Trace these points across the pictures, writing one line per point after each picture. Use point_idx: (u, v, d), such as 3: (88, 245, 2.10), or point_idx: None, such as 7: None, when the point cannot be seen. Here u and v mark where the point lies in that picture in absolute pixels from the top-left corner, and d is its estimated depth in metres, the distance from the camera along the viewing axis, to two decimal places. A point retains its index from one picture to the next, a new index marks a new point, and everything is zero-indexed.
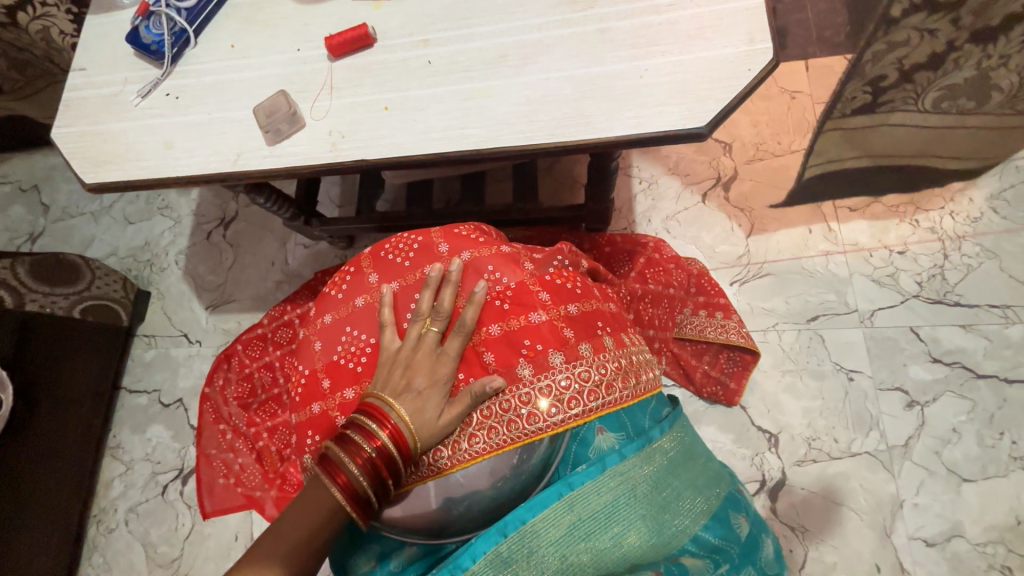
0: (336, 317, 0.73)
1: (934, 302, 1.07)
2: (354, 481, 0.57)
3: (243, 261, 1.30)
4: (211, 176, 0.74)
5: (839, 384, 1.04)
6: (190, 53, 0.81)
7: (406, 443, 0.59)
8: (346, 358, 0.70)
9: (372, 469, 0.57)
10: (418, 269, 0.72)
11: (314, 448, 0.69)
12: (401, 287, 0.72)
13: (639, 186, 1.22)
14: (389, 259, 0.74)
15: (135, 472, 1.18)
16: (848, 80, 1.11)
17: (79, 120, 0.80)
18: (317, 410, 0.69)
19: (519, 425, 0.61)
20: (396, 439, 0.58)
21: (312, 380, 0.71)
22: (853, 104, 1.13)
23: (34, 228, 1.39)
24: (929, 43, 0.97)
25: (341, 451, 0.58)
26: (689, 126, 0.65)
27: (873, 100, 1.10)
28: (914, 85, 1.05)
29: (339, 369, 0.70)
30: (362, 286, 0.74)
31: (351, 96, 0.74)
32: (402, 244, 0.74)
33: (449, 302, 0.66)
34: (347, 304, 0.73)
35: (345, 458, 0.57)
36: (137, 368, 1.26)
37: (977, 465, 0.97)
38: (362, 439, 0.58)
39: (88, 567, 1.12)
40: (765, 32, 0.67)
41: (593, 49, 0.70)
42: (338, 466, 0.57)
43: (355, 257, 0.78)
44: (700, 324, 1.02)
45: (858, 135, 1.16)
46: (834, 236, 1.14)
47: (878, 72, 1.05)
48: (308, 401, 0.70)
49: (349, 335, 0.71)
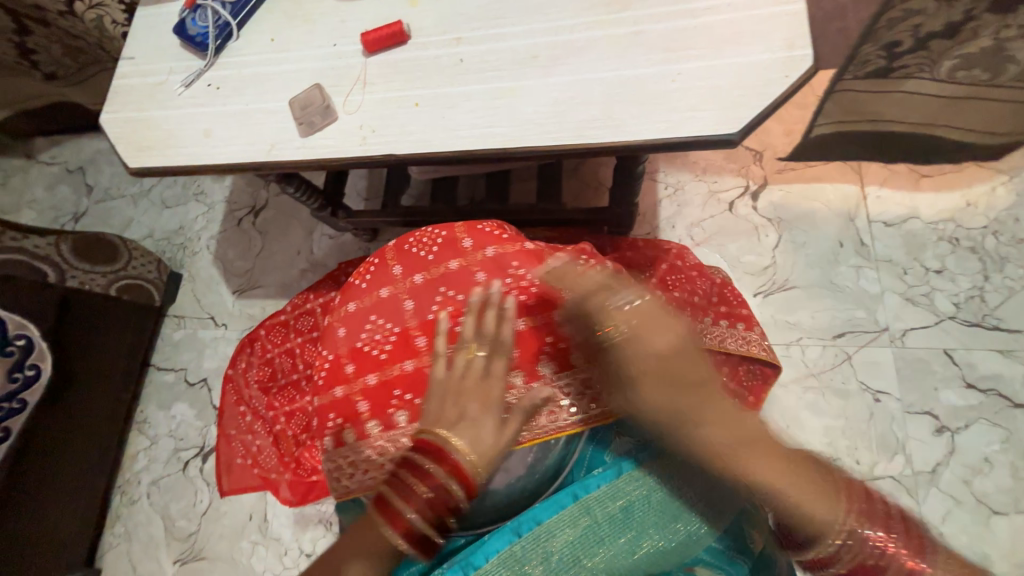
0: (359, 306, 0.74)
1: (971, 324, 1.02)
2: (414, 527, 0.53)
3: (271, 249, 1.34)
4: (247, 165, 0.77)
5: (864, 405, 1.00)
6: (232, 45, 0.84)
7: (468, 479, 0.55)
8: (370, 345, 0.71)
9: (430, 512, 0.54)
10: (442, 262, 0.73)
11: (335, 430, 0.70)
12: (427, 279, 0.73)
13: (665, 192, 1.20)
14: (414, 252, 0.75)
15: (159, 447, 1.22)
16: (861, 43, 1.00)
17: (126, 106, 0.84)
18: (341, 394, 0.71)
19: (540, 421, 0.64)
20: (458, 476, 0.54)
21: (335, 365, 0.72)
22: (865, 68, 1.03)
23: (78, 208, 1.46)
24: (946, 13, 0.90)
25: (397, 495, 0.54)
26: (718, 132, 0.64)
27: (886, 65, 1.02)
28: (927, 52, 0.97)
29: (364, 356, 0.71)
30: (386, 278, 0.74)
31: (384, 91, 0.75)
32: (426, 238, 0.75)
33: (495, 326, 0.64)
34: (371, 294, 0.74)
35: (402, 502, 0.54)
36: (166, 347, 1.31)
37: (1009, 498, 0.92)
38: (421, 484, 0.54)
39: (110, 536, 1.17)
40: (805, 38, 0.66)
41: (625, 51, 0.70)
42: (396, 512, 0.54)
43: (380, 248, 0.78)
44: (721, 334, 0.98)
45: (860, 103, 1.08)
46: (866, 250, 1.10)
47: (893, 38, 0.97)
48: (331, 385, 0.72)
49: (374, 324, 0.72)
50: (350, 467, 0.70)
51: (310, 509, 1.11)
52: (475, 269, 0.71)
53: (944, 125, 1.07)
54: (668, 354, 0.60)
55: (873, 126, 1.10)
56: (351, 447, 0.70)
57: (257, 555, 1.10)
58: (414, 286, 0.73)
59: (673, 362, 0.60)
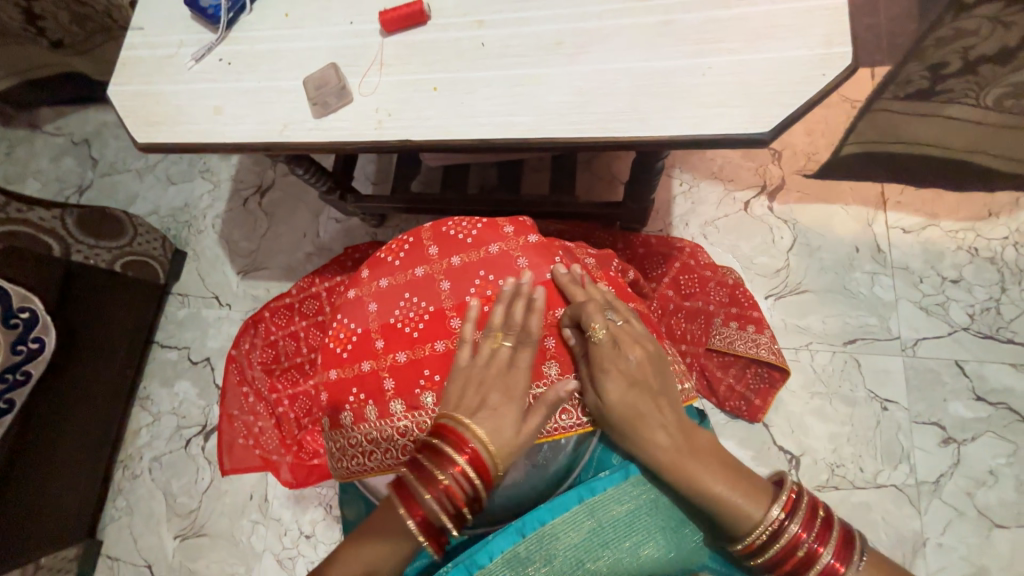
0: (392, 282, 0.70)
1: (985, 336, 1.01)
2: (431, 513, 0.54)
3: (277, 230, 1.32)
4: (257, 145, 0.75)
5: (871, 413, 0.99)
6: (245, 19, 0.81)
7: (485, 467, 0.56)
8: (404, 322, 0.67)
9: (447, 499, 0.54)
10: (481, 246, 0.69)
11: (355, 405, 0.67)
12: (464, 262, 0.69)
13: (679, 188, 1.18)
14: (451, 234, 0.71)
15: (162, 424, 1.23)
16: (907, 62, 1.03)
17: (135, 79, 0.82)
18: (367, 368, 0.67)
19: (574, 414, 0.61)
20: (474, 463, 0.55)
21: (363, 339, 0.68)
22: (907, 88, 1.05)
23: (83, 181, 1.44)
24: (1002, 35, 0.92)
25: (416, 479, 0.55)
26: (747, 131, 0.62)
27: (930, 86, 1.03)
28: (976, 77, 0.99)
29: (395, 332, 0.67)
30: (420, 257, 0.71)
31: (401, 74, 0.73)
32: (465, 222, 0.72)
33: (522, 317, 0.62)
34: (404, 272, 0.70)
35: (420, 487, 0.54)
36: (169, 324, 1.30)
37: (1012, 512, 0.92)
38: (439, 469, 0.55)
39: (112, 508, 1.18)
40: (845, 35, 0.63)
41: (654, 42, 0.67)
42: (413, 495, 0.55)
43: (415, 227, 0.74)
44: (730, 336, 0.98)
45: (894, 126, 1.09)
46: (882, 257, 1.08)
47: (942, 57, 0.98)
48: (357, 358, 0.68)
49: (407, 301, 0.68)
50: (370, 445, 0.66)
51: (310, 491, 1.12)
52: (518, 253, 0.68)
53: (977, 153, 1.06)
54: (631, 368, 0.58)
55: (904, 147, 1.09)
56: (373, 424, 0.66)
57: (257, 534, 1.11)
58: (451, 267, 0.69)
59: (636, 377, 0.58)
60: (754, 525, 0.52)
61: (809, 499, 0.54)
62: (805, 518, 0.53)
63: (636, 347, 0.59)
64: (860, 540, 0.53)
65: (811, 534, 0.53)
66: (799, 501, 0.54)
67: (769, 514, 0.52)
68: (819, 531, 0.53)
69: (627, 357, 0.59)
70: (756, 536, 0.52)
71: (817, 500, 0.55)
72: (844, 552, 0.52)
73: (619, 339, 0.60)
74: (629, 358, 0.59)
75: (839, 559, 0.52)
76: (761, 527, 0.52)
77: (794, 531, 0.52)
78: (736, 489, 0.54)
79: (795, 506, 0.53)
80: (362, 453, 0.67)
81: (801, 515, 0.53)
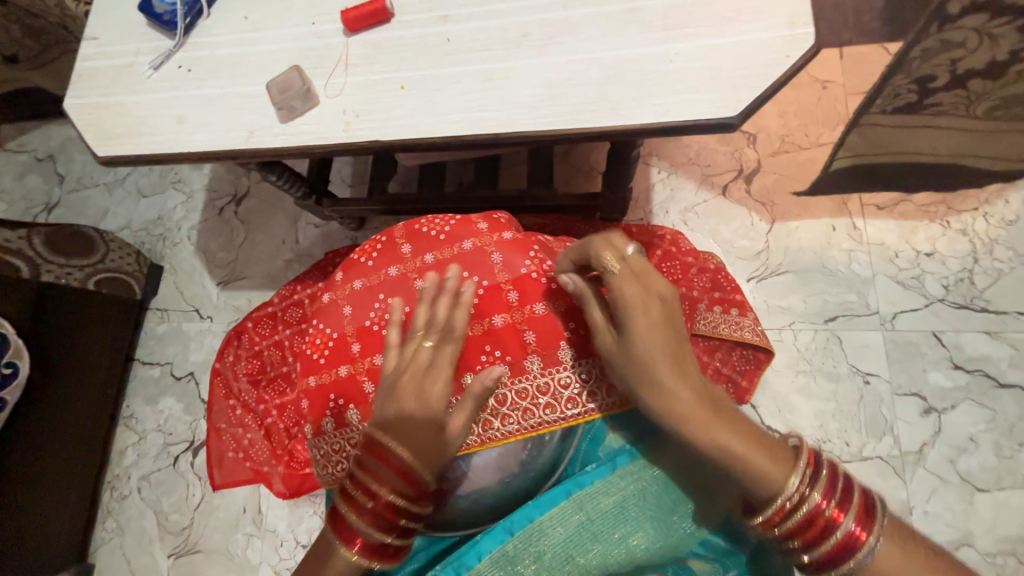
0: (366, 284, 0.69)
1: (960, 306, 1.03)
2: (366, 539, 0.53)
3: (254, 239, 1.30)
4: (224, 153, 0.73)
5: (854, 387, 1.01)
6: (203, 24, 0.78)
7: (413, 477, 0.53)
8: (379, 324, 0.67)
9: (378, 519, 0.53)
10: (455, 243, 0.69)
11: (335, 411, 0.66)
12: (438, 260, 0.68)
13: (658, 176, 1.18)
14: (425, 232, 0.71)
15: (148, 443, 1.20)
16: (892, 75, 1.00)
17: (93, 91, 0.79)
18: (344, 373, 0.66)
19: (556, 409, 0.62)
20: (400, 477, 0.53)
21: (340, 344, 0.67)
22: (895, 102, 1.03)
23: (50, 198, 1.40)
24: (990, 49, 0.92)
25: (348, 509, 0.54)
26: (717, 116, 0.62)
27: (919, 99, 1.01)
28: (966, 91, 0.98)
29: (371, 335, 0.66)
30: (394, 257, 0.70)
31: (367, 73, 0.72)
32: (438, 218, 0.71)
33: (447, 311, 0.61)
34: (379, 272, 0.70)
35: (353, 516, 0.54)
36: (149, 341, 1.27)
37: (992, 475, 0.94)
38: (363, 496, 0.54)
39: (102, 532, 1.16)
40: (807, 16, 0.63)
41: (621, 30, 0.67)
42: (349, 526, 0.54)
43: (389, 228, 0.74)
44: (714, 322, 0.92)
45: (889, 138, 1.07)
46: (858, 233, 1.10)
47: (929, 70, 0.97)
48: (334, 363, 0.67)
49: (382, 302, 0.68)
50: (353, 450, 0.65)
51: (304, 500, 1.11)
52: (492, 248, 0.68)
53: (971, 156, 1.06)
54: (654, 310, 0.56)
55: (899, 159, 1.09)
56: (355, 428, 0.65)
57: (252, 547, 1.10)
58: (425, 265, 0.68)
59: (659, 317, 0.55)
60: (774, 484, 0.49)
61: (827, 465, 0.51)
62: (825, 485, 0.50)
63: (659, 290, 0.57)
64: (880, 506, 0.50)
65: (832, 500, 0.50)
66: (819, 466, 0.51)
67: (794, 474, 0.49)
68: (839, 498, 0.50)
69: (649, 298, 0.57)
70: (777, 501, 0.49)
71: (836, 465, 0.52)
72: (865, 517, 0.49)
73: (641, 280, 0.58)
74: (652, 299, 0.56)
75: (861, 526, 0.48)
76: (785, 487, 0.49)
77: (815, 499, 0.49)
78: (760, 446, 0.51)
79: (816, 472, 0.50)
80: (346, 458, 0.66)
81: (821, 481, 0.50)
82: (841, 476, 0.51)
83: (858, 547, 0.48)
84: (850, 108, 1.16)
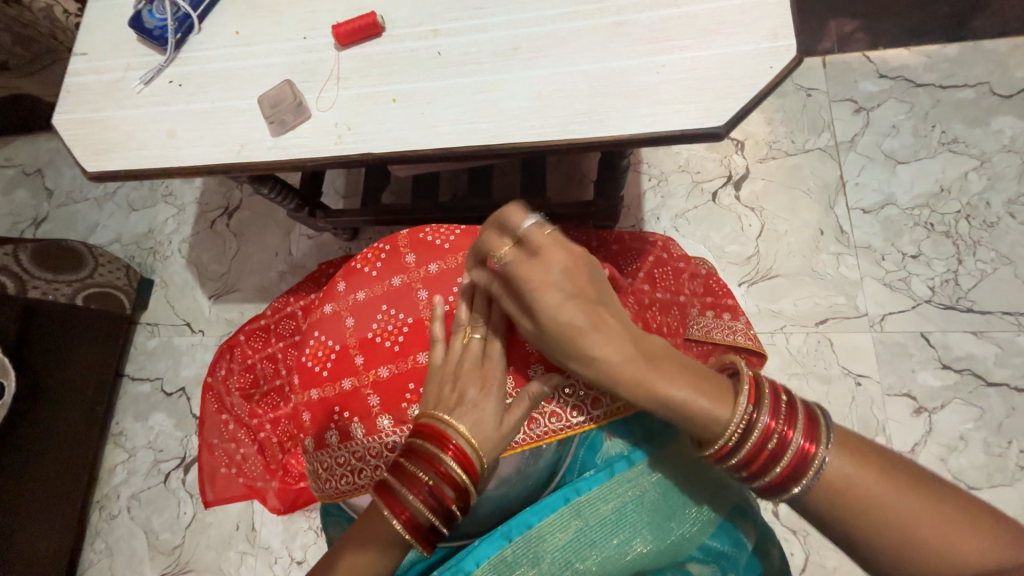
0: (369, 295, 0.70)
1: (946, 307, 1.05)
2: (416, 513, 0.53)
3: (246, 250, 1.29)
4: (214, 167, 0.73)
5: (847, 388, 1.02)
6: (194, 39, 0.79)
7: (472, 465, 0.55)
8: (382, 336, 0.67)
9: (431, 501, 0.53)
10: (458, 253, 0.70)
11: (342, 425, 0.65)
12: (442, 271, 0.69)
13: (648, 184, 1.20)
14: (428, 241, 0.72)
15: (138, 460, 1.18)
16: None
17: (81, 106, 0.79)
18: (348, 385, 0.65)
19: (562, 418, 0.60)
20: (461, 461, 0.54)
21: (342, 356, 0.67)
22: None
23: (38, 213, 1.39)
24: None
25: (399, 482, 0.54)
26: (704, 125, 0.63)
27: None
28: None
29: (374, 346, 0.66)
30: (398, 267, 0.71)
31: (358, 87, 0.72)
32: (443, 228, 0.72)
33: (487, 310, 0.63)
34: (382, 282, 0.70)
35: (405, 491, 0.54)
36: (140, 355, 1.25)
37: (983, 473, 0.96)
38: (421, 471, 0.54)
39: (91, 553, 1.13)
40: (789, 28, 0.65)
41: (608, 43, 0.68)
42: (398, 499, 0.54)
43: (391, 236, 0.74)
44: (708, 325, 0.84)
45: None
46: (846, 238, 1.12)
47: None
48: (338, 376, 0.66)
49: (386, 313, 0.68)
50: (358, 463, 0.65)
51: (298, 516, 1.09)
52: None
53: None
54: (548, 282, 0.53)
55: None
56: (360, 442, 0.64)
57: (246, 565, 1.08)
58: (428, 275, 0.69)
59: (561, 291, 0.53)
60: (720, 426, 0.50)
61: (770, 386, 0.52)
62: (769, 405, 0.51)
63: (555, 260, 0.54)
64: (825, 419, 0.50)
65: (778, 417, 0.50)
66: (761, 390, 0.52)
67: (735, 414, 0.50)
68: (785, 415, 0.51)
69: (549, 273, 0.54)
70: (723, 437, 0.50)
71: (779, 386, 0.53)
72: (811, 434, 0.49)
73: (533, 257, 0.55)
74: (552, 274, 0.54)
75: (809, 440, 0.49)
76: (725, 432, 0.50)
77: (762, 422, 0.50)
78: (700, 395, 0.51)
79: (759, 396, 0.51)
80: (350, 472, 0.65)
81: (765, 402, 0.51)
82: (787, 397, 0.52)
83: (807, 459, 0.48)
84: (835, 115, 1.19)
